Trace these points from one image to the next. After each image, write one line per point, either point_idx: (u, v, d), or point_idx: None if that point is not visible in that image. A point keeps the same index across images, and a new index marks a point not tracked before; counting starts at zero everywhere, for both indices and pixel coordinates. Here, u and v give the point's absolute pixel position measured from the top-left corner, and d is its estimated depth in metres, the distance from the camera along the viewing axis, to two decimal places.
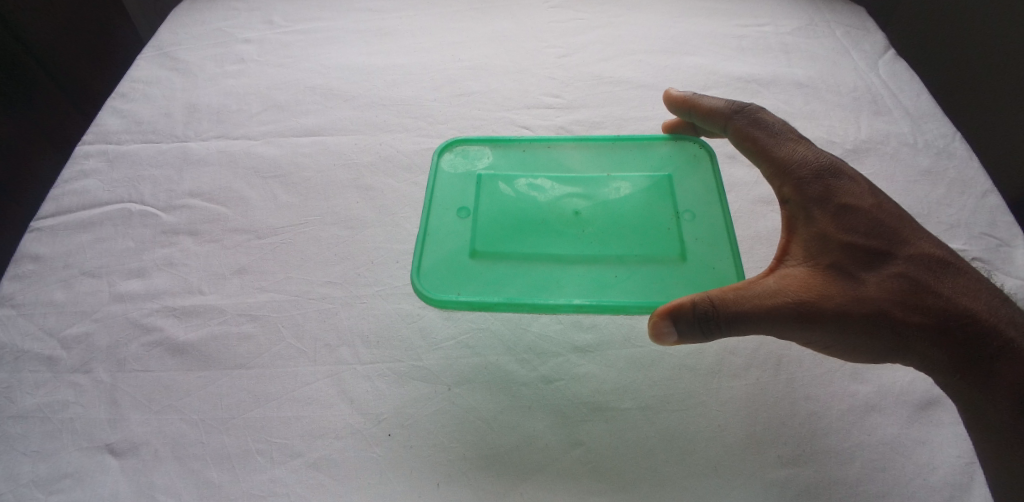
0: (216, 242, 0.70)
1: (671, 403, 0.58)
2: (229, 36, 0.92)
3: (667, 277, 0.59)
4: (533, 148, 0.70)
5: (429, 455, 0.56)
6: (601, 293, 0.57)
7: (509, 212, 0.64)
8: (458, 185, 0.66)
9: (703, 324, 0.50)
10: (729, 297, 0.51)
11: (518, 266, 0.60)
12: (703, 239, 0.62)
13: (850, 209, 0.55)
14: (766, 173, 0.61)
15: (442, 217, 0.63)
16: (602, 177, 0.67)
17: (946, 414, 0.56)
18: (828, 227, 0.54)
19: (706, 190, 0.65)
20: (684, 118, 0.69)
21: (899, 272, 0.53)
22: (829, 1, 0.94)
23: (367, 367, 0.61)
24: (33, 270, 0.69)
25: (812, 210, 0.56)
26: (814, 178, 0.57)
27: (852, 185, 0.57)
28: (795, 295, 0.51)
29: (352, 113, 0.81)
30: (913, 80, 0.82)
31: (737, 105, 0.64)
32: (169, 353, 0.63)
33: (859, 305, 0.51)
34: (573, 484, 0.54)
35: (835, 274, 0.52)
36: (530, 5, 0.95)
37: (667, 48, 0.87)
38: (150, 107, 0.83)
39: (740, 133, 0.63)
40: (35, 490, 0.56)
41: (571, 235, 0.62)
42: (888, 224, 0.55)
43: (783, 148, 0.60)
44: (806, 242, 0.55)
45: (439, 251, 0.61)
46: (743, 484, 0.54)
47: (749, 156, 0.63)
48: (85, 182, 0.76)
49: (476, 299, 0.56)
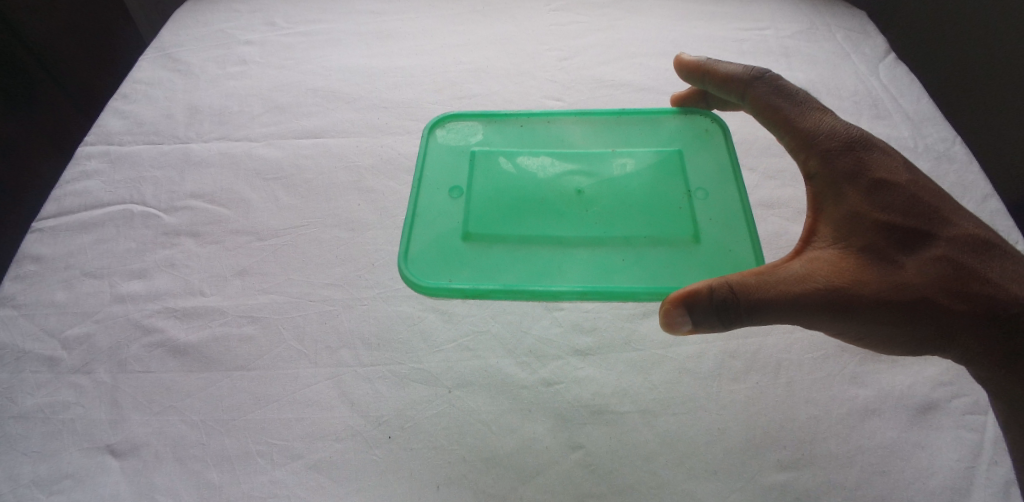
0: (217, 243, 0.70)
1: (671, 407, 0.58)
2: (230, 38, 0.92)
3: (681, 260, 0.59)
4: (531, 123, 0.70)
5: (429, 457, 0.56)
6: (605, 278, 0.58)
7: (506, 192, 0.64)
8: (451, 162, 0.67)
9: (727, 310, 0.49)
10: (752, 283, 0.50)
11: (514, 250, 0.60)
12: (717, 219, 0.62)
13: (882, 186, 0.53)
14: (789, 146, 0.59)
15: (433, 197, 0.64)
16: (606, 153, 0.68)
17: (945, 418, 0.57)
18: (859, 205, 0.53)
19: (718, 169, 0.66)
20: (696, 84, 0.67)
21: (940, 256, 0.51)
22: (829, 5, 0.94)
23: (367, 369, 0.61)
24: (33, 270, 0.69)
25: (842, 187, 0.54)
26: (843, 154, 0.55)
27: (887, 162, 0.55)
28: (825, 281, 0.50)
29: (353, 115, 0.82)
30: (913, 84, 0.82)
31: (756, 71, 0.62)
32: (170, 354, 0.63)
33: (897, 292, 0.49)
34: (572, 486, 0.55)
35: (868, 257, 0.51)
36: (531, 8, 0.95)
37: (668, 51, 0.87)
38: (152, 108, 0.83)
39: (759, 103, 0.61)
40: (35, 491, 0.56)
41: (573, 215, 0.62)
42: (927, 203, 0.53)
43: (809, 121, 0.58)
44: (837, 222, 0.53)
45: (428, 234, 0.61)
46: (742, 488, 0.54)
47: (768, 126, 0.61)
48: (87, 183, 0.76)
49: (468, 287, 0.57)
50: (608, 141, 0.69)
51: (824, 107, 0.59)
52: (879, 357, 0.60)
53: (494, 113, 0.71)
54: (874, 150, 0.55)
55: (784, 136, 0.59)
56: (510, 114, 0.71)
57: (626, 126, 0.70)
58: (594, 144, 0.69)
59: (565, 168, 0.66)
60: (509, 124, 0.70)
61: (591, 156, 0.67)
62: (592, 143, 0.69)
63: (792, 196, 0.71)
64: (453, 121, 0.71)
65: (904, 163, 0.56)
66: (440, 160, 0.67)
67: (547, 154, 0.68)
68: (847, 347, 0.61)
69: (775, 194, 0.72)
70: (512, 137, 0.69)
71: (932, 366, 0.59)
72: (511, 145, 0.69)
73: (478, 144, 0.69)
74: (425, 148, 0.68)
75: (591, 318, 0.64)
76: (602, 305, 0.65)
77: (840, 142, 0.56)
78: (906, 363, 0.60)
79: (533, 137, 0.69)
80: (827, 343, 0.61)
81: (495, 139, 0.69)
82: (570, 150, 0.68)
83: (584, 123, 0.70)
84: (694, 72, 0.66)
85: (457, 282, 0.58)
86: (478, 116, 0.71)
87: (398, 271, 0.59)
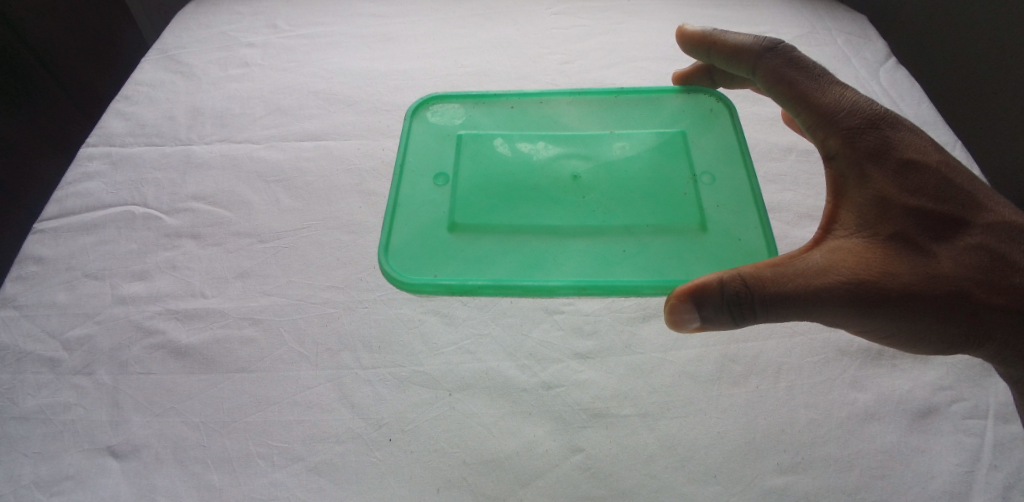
0: (218, 245, 0.70)
1: (671, 410, 0.58)
2: (232, 40, 0.92)
3: (690, 250, 0.59)
4: (522, 105, 0.71)
5: (429, 460, 0.56)
6: (605, 271, 0.58)
7: (494, 177, 0.65)
8: (433, 147, 0.68)
9: (746, 302, 0.49)
10: (769, 275, 0.49)
11: (505, 241, 0.60)
12: (725, 206, 0.62)
13: (909, 168, 0.53)
14: (806, 124, 0.59)
15: (416, 184, 0.64)
16: (603, 135, 0.68)
17: (945, 423, 0.57)
18: (885, 188, 0.52)
19: (724, 152, 0.66)
20: (703, 56, 0.68)
21: (973, 246, 0.50)
22: (830, 9, 0.94)
23: (367, 372, 0.61)
24: (35, 271, 0.69)
25: (866, 169, 0.54)
26: (867, 133, 0.55)
27: (915, 145, 0.54)
28: (850, 273, 0.50)
29: (354, 118, 0.82)
30: (913, 88, 0.82)
31: (768, 42, 0.62)
32: (171, 356, 0.63)
33: (930, 283, 0.49)
34: (572, 489, 0.55)
35: (895, 246, 0.50)
36: (532, 11, 0.95)
37: (668, 55, 0.87)
38: (153, 110, 0.84)
39: (774, 77, 0.61)
40: (35, 492, 0.56)
41: (569, 201, 0.63)
42: (958, 187, 0.52)
43: (830, 97, 0.57)
44: (862, 208, 0.53)
45: (411, 227, 0.61)
46: (741, 492, 0.54)
47: (782, 101, 0.61)
48: (89, 184, 0.76)
49: (453, 283, 0.57)
50: (602, 125, 0.69)
51: (844, 83, 0.58)
52: (879, 362, 0.60)
53: (482, 95, 0.71)
54: (899, 129, 0.55)
55: (802, 115, 0.59)
56: (499, 95, 0.71)
57: (620, 108, 0.70)
58: (587, 127, 0.69)
59: (558, 152, 0.67)
60: (498, 106, 0.71)
61: (584, 139, 0.68)
62: (586, 126, 0.69)
63: (792, 200, 0.72)
64: (438, 103, 0.71)
65: (931, 143, 0.55)
66: (424, 145, 0.68)
67: (539, 137, 0.68)
68: (847, 351, 0.61)
69: (775, 198, 0.72)
70: (500, 118, 0.70)
71: (932, 370, 0.60)
72: (499, 127, 0.69)
73: (463, 128, 0.69)
74: (407, 132, 0.68)
75: (591, 321, 0.64)
76: (602, 309, 0.65)
77: (863, 120, 0.55)
78: (905, 367, 0.60)
79: (522, 119, 0.70)
80: (827, 347, 0.61)
81: (483, 123, 0.70)
82: (564, 133, 0.68)
83: (578, 104, 0.71)
84: (703, 45, 0.67)
85: (442, 277, 0.58)
86: (464, 98, 0.72)
87: (379, 265, 0.59)
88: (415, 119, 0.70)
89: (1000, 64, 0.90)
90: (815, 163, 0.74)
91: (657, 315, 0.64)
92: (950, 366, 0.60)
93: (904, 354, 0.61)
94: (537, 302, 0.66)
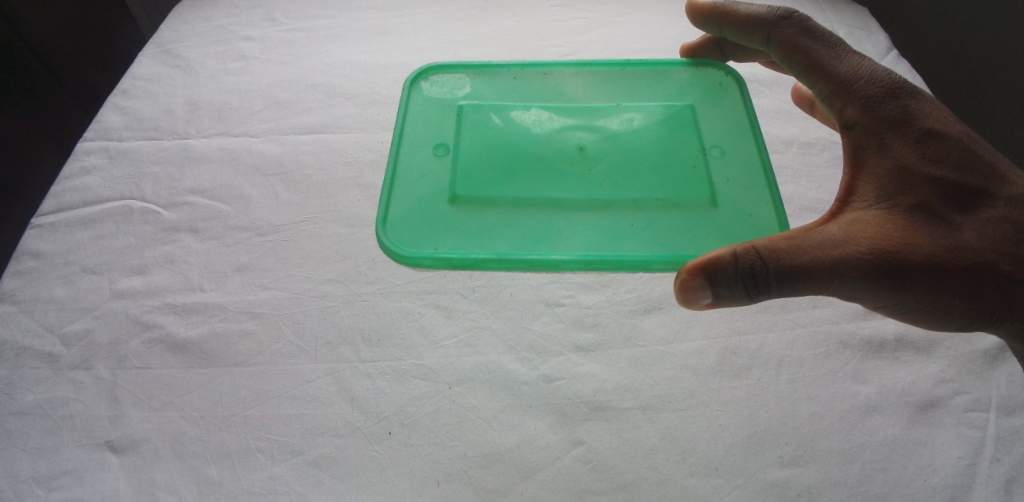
0: (216, 239, 0.70)
1: (671, 403, 0.58)
2: (230, 34, 0.92)
3: (698, 224, 0.59)
4: (527, 76, 0.71)
5: (428, 454, 0.56)
6: (614, 245, 0.57)
7: (497, 149, 0.64)
8: (433, 117, 0.67)
9: (754, 278, 0.48)
10: (783, 247, 0.49)
11: (509, 217, 0.59)
12: (735, 180, 0.62)
13: (931, 137, 0.53)
14: (821, 93, 0.58)
15: (416, 155, 0.64)
16: (612, 107, 0.68)
17: (947, 415, 0.56)
18: (904, 157, 0.52)
19: (732, 128, 0.66)
20: (714, 29, 0.68)
21: (996, 217, 0.51)
22: (832, 2, 0.93)
23: (367, 365, 0.61)
24: (33, 266, 0.69)
25: (886, 138, 0.53)
26: (887, 102, 0.54)
27: (934, 112, 0.54)
28: (869, 243, 0.49)
29: (353, 111, 0.81)
30: (917, 80, 0.81)
31: (782, 11, 0.62)
32: (169, 350, 0.63)
33: (955, 255, 0.49)
34: (572, 482, 0.55)
35: (916, 216, 0.50)
36: (532, 3, 0.95)
37: (670, 47, 0.87)
38: (151, 104, 0.83)
39: (787, 45, 0.60)
40: (35, 487, 0.56)
41: (575, 174, 0.62)
42: (979, 158, 0.53)
43: (847, 65, 0.57)
44: (880, 177, 0.52)
45: (410, 200, 0.61)
46: (742, 485, 0.54)
47: (795, 69, 0.60)
48: (86, 179, 0.76)
49: (456, 258, 0.56)
50: (609, 97, 0.69)
51: (861, 53, 0.58)
52: (882, 354, 0.60)
53: (483, 65, 0.71)
54: (919, 98, 0.55)
55: (817, 82, 0.58)
56: (501, 66, 0.71)
57: (626, 81, 0.70)
58: (593, 99, 0.69)
59: (564, 125, 0.66)
60: (500, 77, 0.71)
61: (591, 112, 0.67)
62: (592, 98, 0.69)
63: (795, 192, 0.71)
64: (437, 73, 0.71)
65: (950, 114, 0.55)
66: (423, 115, 0.67)
67: (543, 109, 0.68)
68: (848, 343, 0.60)
69: None
70: (503, 89, 0.70)
71: (934, 362, 0.59)
72: (502, 98, 0.69)
73: (464, 99, 0.69)
74: (405, 102, 0.68)
75: (591, 314, 0.64)
76: (602, 301, 0.65)
77: (883, 89, 0.55)
78: (907, 360, 0.60)
79: (525, 90, 0.70)
80: (829, 339, 0.61)
81: (485, 93, 0.69)
82: (569, 105, 0.68)
83: (583, 75, 0.70)
84: (713, 15, 0.66)
85: (443, 252, 0.57)
86: (465, 68, 0.71)
87: (376, 237, 0.59)
88: (414, 89, 0.69)
89: (1001, 60, 0.92)
90: (816, 156, 0.74)
91: (657, 307, 0.64)
92: (953, 359, 0.59)
93: (906, 347, 0.60)
94: (537, 296, 0.65)
